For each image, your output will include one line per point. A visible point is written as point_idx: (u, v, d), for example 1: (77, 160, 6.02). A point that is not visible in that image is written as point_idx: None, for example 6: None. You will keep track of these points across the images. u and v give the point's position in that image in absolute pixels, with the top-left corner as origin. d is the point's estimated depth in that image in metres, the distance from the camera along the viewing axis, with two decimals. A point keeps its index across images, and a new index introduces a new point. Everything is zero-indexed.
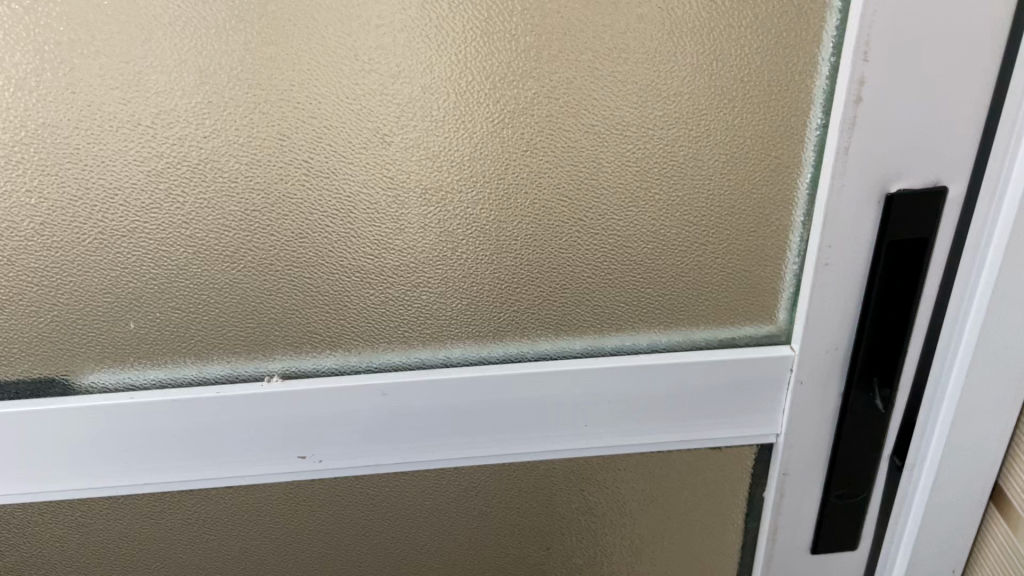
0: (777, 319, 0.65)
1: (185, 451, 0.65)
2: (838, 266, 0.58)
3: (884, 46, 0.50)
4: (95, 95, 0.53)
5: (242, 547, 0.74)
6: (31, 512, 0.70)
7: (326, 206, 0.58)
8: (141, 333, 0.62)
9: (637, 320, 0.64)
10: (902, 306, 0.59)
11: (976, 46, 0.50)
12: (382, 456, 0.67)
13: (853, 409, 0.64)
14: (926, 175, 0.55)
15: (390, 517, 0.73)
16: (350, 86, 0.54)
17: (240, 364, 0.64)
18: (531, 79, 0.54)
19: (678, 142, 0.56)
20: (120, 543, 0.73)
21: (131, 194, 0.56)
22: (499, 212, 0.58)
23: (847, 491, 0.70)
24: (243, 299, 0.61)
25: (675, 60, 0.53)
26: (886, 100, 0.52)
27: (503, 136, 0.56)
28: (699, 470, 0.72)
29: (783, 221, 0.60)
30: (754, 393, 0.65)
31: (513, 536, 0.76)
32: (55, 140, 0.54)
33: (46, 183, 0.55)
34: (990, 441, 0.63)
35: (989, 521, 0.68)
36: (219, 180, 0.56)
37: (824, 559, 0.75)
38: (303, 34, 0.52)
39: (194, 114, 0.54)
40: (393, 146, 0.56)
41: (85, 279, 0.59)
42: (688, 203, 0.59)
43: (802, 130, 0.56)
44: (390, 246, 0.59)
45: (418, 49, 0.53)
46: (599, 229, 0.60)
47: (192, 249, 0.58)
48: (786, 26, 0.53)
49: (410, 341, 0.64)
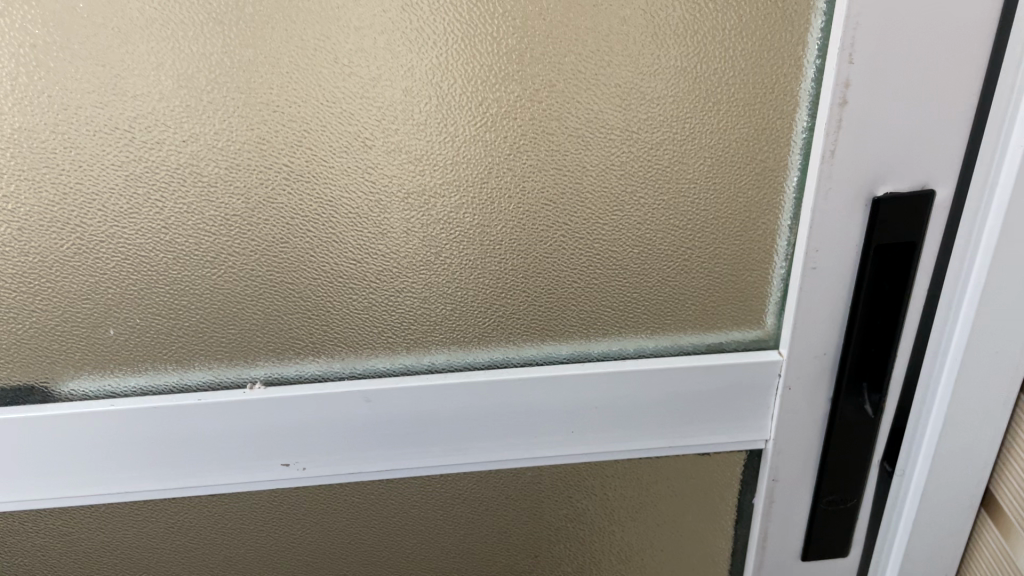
0: (765, 324, 0.64)
1: (167, 460, 0.64)
2: (825, 271, 0.58)
3: (869, 48, 0.49)
4: (72, 99, 0.52)
5: (226, 556, 0.73)
6: (11, 521, 0.69)
7: (307, 210, 0.57)
8: (121, 340, 0.61)
9: (623, 325, 0.63)
10: (890, 311, 0.59)
11: (963, 47, 0.49)
12: (368, 463, 0.66)
13: (843, 415, 0.64)
14: (913, 179, 0.54)
15: (376, 525, 0.72)
16: (331, 89, 0.53)
17: (223, 370, 0.63)
18: (514, 82, 0.53)
19: (663, 146, 0.56)
20: (103, 552, 0.72)
21: (109, 199, 0.55)
22: (483, 217, 0.58)
23: (837, 497, 0.69)
24: (225, 305, 0.60)
25: (658, 61, 0.53)
26: (872, 102, 0.51)
27: (486, 139, 0.55)
28: (688, 476, 0.71)
29: (769, 224, 0.59)
30: (742, 398, 0.64)
31: (500, 544, 0.75)
32: (32, 144, 0.53)
33: (23, 188, 0.54)
34: (981, 447, 0.63)
35: (980, 528, 0.67)
36: (199, 185, 0.55)
37: (815, 566, 0.74)
38: (282, 37, 0.51)
39: (173, 117, 0.53)
40: (375, 150, 0.55)
41: (64, 285, 0.58)
42: (674, 207, 0.58)
43: (788, 133, 0.56)
44: (373, 251, 0.59)
45: (398, 51, 0.52)
46: (584, 233, 0.59)
47: (172, 254, 0.58)
48: (771, 28, 0.52)
49: (395, 347, 0.63)
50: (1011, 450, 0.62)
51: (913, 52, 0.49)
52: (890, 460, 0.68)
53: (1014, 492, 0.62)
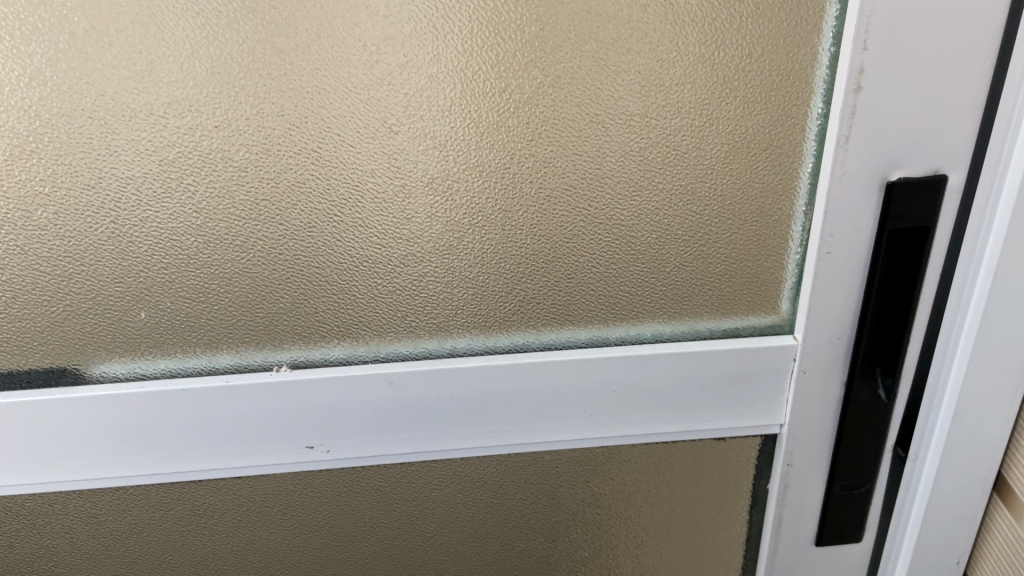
0: (780, 310, 0.65)
1: (194, 442, 0.66)
2: (840, 256, 0.59)
3: (882, 35, 0.51)
4: (109, 85, 0.54)
5: (251, 539, 0.75)
6: (40, 503, 0.71)
7: (334, 196, 0.59)
8: (151, 323, 0.63)
9: (641, 311, 0.65)
10: (904, 295, 0.60)
11: (975, 33, 0.51)
12: (390, 445, 0.68)
13: (857, 399, 0.65)
14: (927, 164, 0.55)
15: (398, 509, 0.74)
16: (359, 76, 0.55)
17: (250, 354, 0.65)
18: (536, 68, 0.55)
19: (681, 132, 0.57)
20: (129, 536, 0.73)
21: (143, 184, 0.57)
22: (505, 202, 0.59)
23: (851, 482, 0.70)
24: (252, 289, 0.62)
25: (678, 49, 0.54)
26: (886, 88, 0.53)
27: (508, 126, 0.57)
28: (704, 461, 0.72)
29: (785, 210, 0.61)
30: (758, 382, 0.66)
31: (518, 528, 0.76)
32: (69, 129, 0.55)
33: (60, 172, 0.56)
34: (993, 430, 0.64)
35: (993, 512, 0.68)
36: (229, 169, 0.57)
37: (829, 552, 0.75)
38: (311, 25, 0.53)
39: (205, 103, 0.55)
40: (400, 136, 0.57)
41: (97, 268, 0.60)
42: (691, 192, 0.59)
43: (803, 119, 0.57)
44: (397, 235, 0.60)
45: (424, 39, 0.54)
46: (603, 219, 0.60)
47: (202, 238, 0.59)
48: (788, 15, 0.53)
49: (417, 331, 0.65)
50: None
51: (927, 37, 0.51)
52: (904, 445, 0.69)
53: None
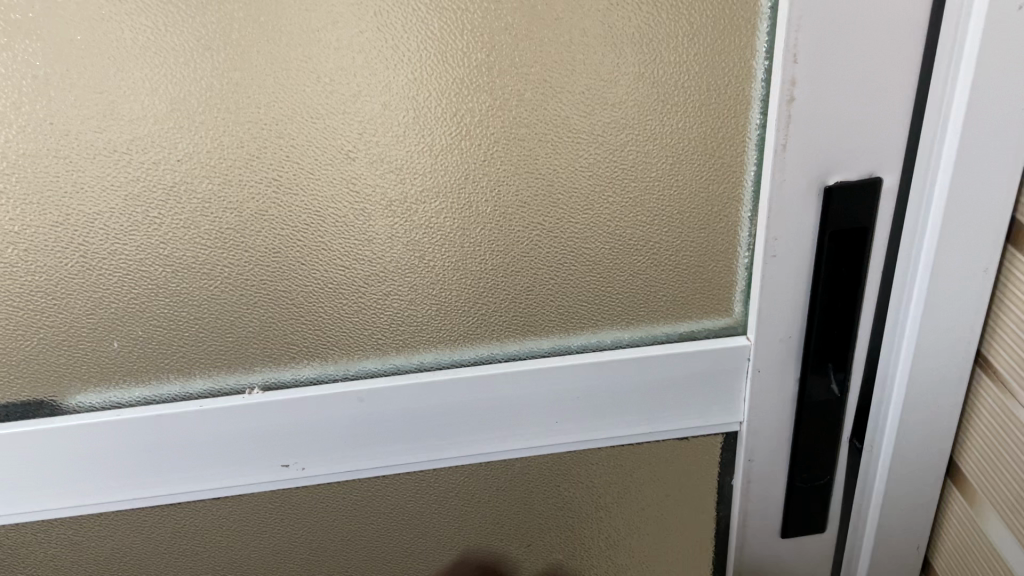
0: (733, 312, 0.68)
1: (171, 465, 0.68)
2: (784, 257, 0.61)
3: (810, 49, 0.53)
4: (73, 125, 0.56)
5: (232, 558, 0.76)
6: (23, 533, 0.72)
7: (297, 222, 0.61)
8: (124, 352, 0.65)
9: (600, 319, 0.67)
10: (848, 292, 0.63)
11: (898, 43, 0.53)
12: (364, 460, 0.70)
13: (810, 394, 0.68)
14: (862, 168, 0.58)
15: (374, 521, 0.76)
16: (314, 107, 0.57)
17: (222, 378, 0.67)
18: (484, 92, 0.57)
19: (626, 147, 0.60)
20: (113, 559, 0.75)
21: (110, 219, 0.59)
22: (463, 220, 0.62)
23: (811, 474, 0.73)
24: (220, 315, 0.64)
25: (618, 69, 0.57)
26: (817, 98, 0.55)
27: (462, 148, 0.59)
28: (669, 461, 0.75)
29: (732, 217, 0.63)
30: (715, 382, 0.68)
31: (494, 534, 0.78)
32: (36, 168, 0.57)
33: (28, 211, 0.58)
34: (941, 420, 0.66)
35: (947, 498, 0.71)
36: (193, 201, 0.59)
37: (794, 543, 0.78)
38: (266, 59, 0.55)
39: (167, 138, 0.57)
40: (358, 162, 0.59)
41: (69, 301, 0.62)
42: (640, 204, 0.62)
43: (742, 130, 0.60)
44: (359, 256, 0.62)
45: (376, 69, 0.56)
46: (557, 233, 0.63)
47: (170, 268, 0.61)
48: (722, 32, 0.56)
49: (384, 348, 0.67)
50: (970, 421, 0.66)
51: (852, 48, 0.53)
52: (859, 437, 0.72)
53: (974, 461, 0.66)
